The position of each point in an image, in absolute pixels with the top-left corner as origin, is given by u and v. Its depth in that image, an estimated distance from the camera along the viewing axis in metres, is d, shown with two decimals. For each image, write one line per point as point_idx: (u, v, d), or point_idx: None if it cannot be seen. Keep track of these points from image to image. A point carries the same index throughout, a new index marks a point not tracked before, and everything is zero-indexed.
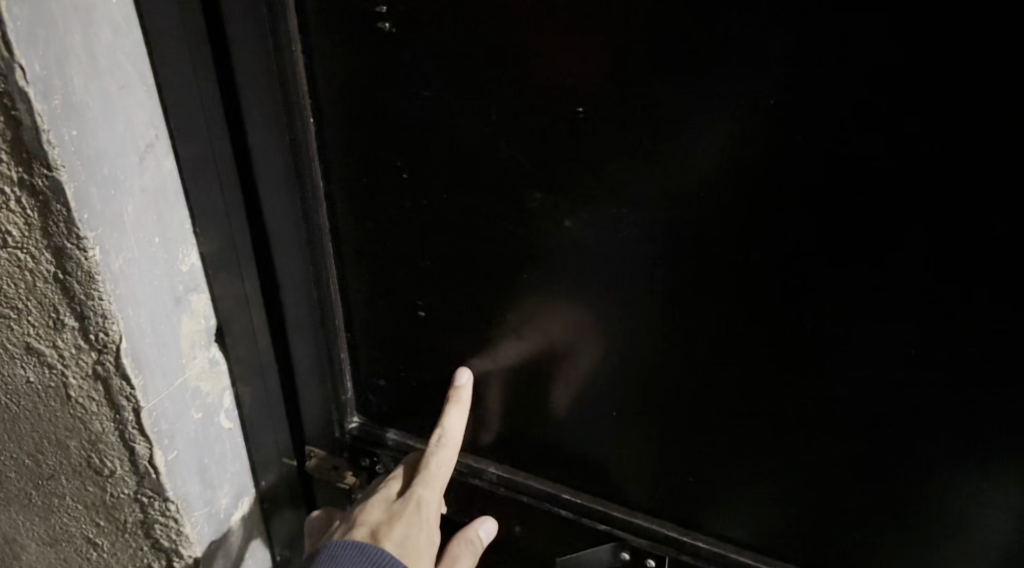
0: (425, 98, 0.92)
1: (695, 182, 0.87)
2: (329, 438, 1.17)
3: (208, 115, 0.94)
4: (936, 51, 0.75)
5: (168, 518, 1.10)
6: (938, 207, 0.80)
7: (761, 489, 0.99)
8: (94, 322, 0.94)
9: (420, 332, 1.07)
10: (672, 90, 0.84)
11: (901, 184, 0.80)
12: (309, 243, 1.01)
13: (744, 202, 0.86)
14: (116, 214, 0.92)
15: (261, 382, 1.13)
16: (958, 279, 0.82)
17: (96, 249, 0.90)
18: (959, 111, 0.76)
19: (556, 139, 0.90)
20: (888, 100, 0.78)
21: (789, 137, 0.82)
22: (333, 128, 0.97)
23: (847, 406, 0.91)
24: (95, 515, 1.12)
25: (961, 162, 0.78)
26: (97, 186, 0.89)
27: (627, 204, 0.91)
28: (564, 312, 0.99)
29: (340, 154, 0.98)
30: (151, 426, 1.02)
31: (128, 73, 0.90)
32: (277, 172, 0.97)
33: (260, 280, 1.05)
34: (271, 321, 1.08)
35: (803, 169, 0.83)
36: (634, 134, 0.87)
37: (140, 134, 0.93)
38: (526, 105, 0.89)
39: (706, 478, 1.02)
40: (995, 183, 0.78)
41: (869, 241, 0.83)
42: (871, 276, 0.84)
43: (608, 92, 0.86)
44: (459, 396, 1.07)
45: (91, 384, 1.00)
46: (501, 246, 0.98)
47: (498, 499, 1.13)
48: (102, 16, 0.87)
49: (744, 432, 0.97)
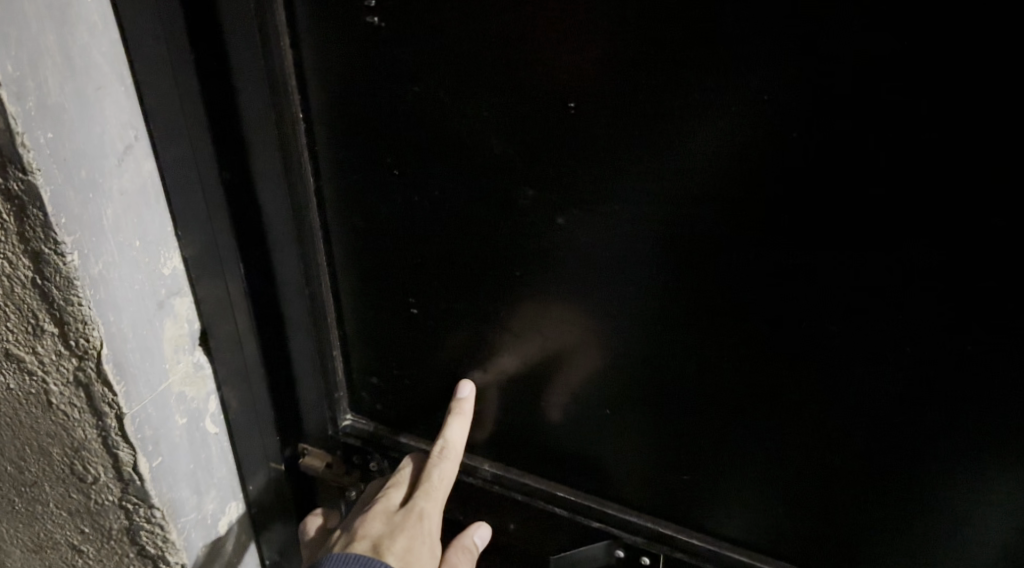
0: (415, 93, 0.89)
1: (690, 180, 0.84)
2: (324, 436, 1.15)
3: (187, 115, 0.91)
4: (935, 42, 0.73)
5: (154, 525, 1.08)
6: (939, 203, 0.77)
7: (757, 491, 0.97)
8: (74, 327, 0.92)
9: (413, 331, 1.04)
10: (666, 84, 0.81)
11: (901, 179, 0.77)
12: (299, 240, 0.99)
13: (740, 201, 0.83)
14: (95, 217, 0.89)
15: (245, 386, 1.10)
16: (960, 276, 0.79)
17: (75, 253, 0.88)
18: (961, 102, 0.74)
19: (548, 136, 0.87)
20: (886, 95, 0.75)
21: (783, 133, 0.79)
22: (324, 125, 0.94)
23: (846, 410, 0.88)
24: (80, 522, 1.11)
25: (964, 154, 0.75)
26: (75, 189, 0.87)
27: (621, 201, 0.88)
28: (559, 312, 0.97)
29: (328, 149, 0.96)
30: (134, 432, 1.00)
31: (104, 73, 0.88)
32: (266, 167, 0.94)
33: (245, 279, 1.01)
34: (258, 324, 1.04)
35: (798, 165, 0.80)
36: (627, 130, 0.84)
37: (118, 136, 0.90)
38: (517, 101, 0.86)
39: (700, 478, 0.99)
40: (998, 175, 0.75)
41: (868, 240, 0.80)
42: (869, 277, 0.82)
43: (601, 86, 0.83)
44: (462, 408, 1.05)
45: (73, 390, 0.98)
46: (495, 244, 0.95)
47: (492, 497, 1.09)
48: (77, 15, 0.84)
49: (741, 435, 0.94)
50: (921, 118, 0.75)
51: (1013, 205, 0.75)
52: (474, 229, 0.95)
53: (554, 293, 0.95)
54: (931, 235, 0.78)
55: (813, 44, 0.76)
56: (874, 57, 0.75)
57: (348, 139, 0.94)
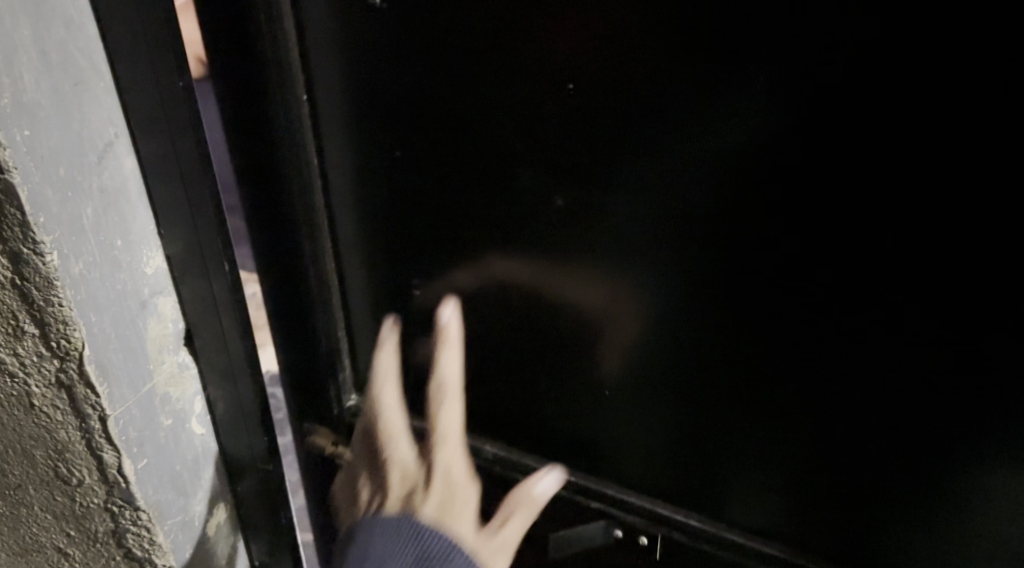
0: (414, 79, 0.94)
1: (677, 166, 0.88)
2: (331, 416, 1.19)
3: (169, 112, 0.90)
4: (917, 36, 0.75)
5: (141, 527, 1.07)
6: (928, 193, 0.79)
7: (752, 474, 0.99)
8: (55, 329, 0.90)
9: (415, 308, 1.10)
10: (654, 72, 0.85)
11: (889, 169, 0.79)
12: (303, 219, 1.05)
13: (727, 187, 0.87)
14: (74, 216, 0.87)
15: (231, 385, 1.09)
16: (951, 265, 0.80)
17: (55, 253, 0.86)
18: (948, 93, 0.75)
19: (541, 120, 0.91)
20: (869, 87, 0.77)
21: (766, 122, 0.82)
22: (326, 112, 0.99)
23: (839, 393, 0.90)
24: (66, 525, 1.10)
25: (954, 143, 0.76)
26: (53, 187, 0.84)
27: (610, 185, 0.92)
28: (568, 309, 1.02)
29: (331, 131, 1.01)
30: (118, 434, 0.99)
31: (82, 69, 0.86)
32: (273, 147, 1.01)
33: (231, 278, 1.00)
34: (242, 322, 1.04)
35: (783, 153, 0.83)
36: (617, 115, 0.88)
37: (97, 133, 0.89)
38: (511, 86, 0.90)
39: (693, 459, 1.02)
40: (991, 164, 0.76)
41: (856, 228, 0.82)
42: (858, 264, 0.84)
43: (592, 72, 0.87)
44: (446, 334, 1.06)
45: (55, 392, 0.96)
46: (492, 229, 0.99)
47: (492, 477, 1.13)
48: (53, 9, 0.83)
49: (734, 416, 0.97)
50: (907, 109, 0.77)
51: (1011, 201, 0.76)
52: (472, 212, 0.99)
53: (562, 291, 1.00)
54: (921, 226, 0.80)
55: (811, 39, 0.78)
56: (871, 52, 0.76)
57: (349, 127, 0.99)
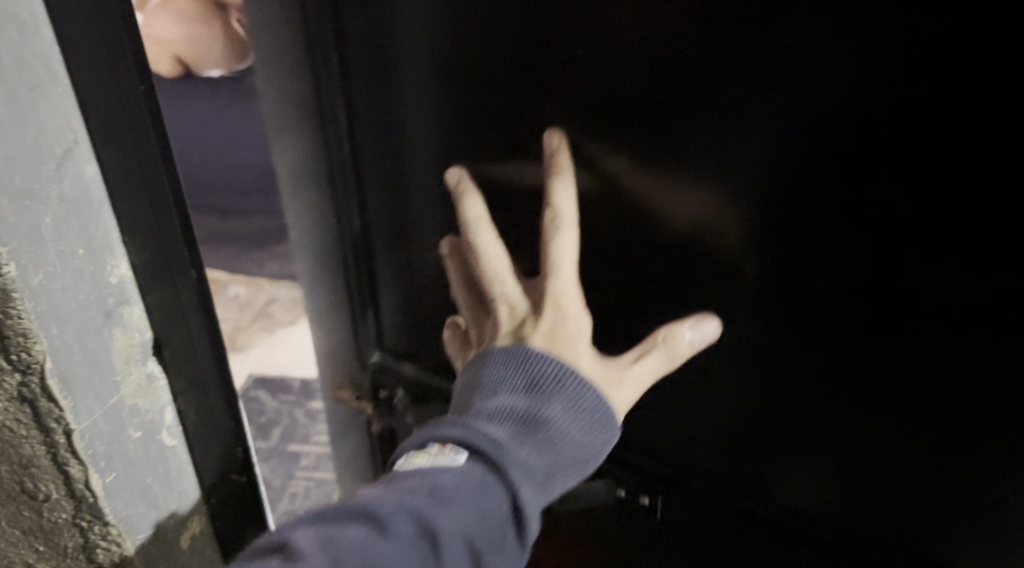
0: (429, 62, 1.05)
1: (669, 153, 0.96)
2: (354, 370, 1.38)
3: (130, 119, 0.89)
4: (881, 36, 0.81)
5: (110, 542, 1.04)
6: (899, 182, 0.85)
7: (743, 445, 1.10)
8: (14, 341, 0.87)
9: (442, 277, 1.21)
10: (638, 66, 0.93)
11: (863, 159, 0.86)
12: (335, 186, 1.21)
13: (711, 173, 0.95)
14: (33, 225, 0.84)
15: (199, 392, 1.08)
16: (921, 249, 0.87)
17: (12, 264, 0.83)
18: (914, 88, 0.81)
19: (544, 104, 1.01)
20: (839, 82, 0.84)
21: (746, 115, 0.90)
22: (358, 92, 1.12)
23: (818, 368, 1.00)
24: (34, 540, 1.07)
25: (921, 134, 0.83)
26: (8, 196, 0.81)
27: (606, 168, 1.01)
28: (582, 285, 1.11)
29: (361, 110, 1.13)
30: (84, 448, 0.96)
31: (38, 75, 0.82)
32: (308, 121, 1.17)
33: (198, 284, 1.02)
34: (209, 328, 1.05)
35: (766, 143, 0.90)
36: (611, 103, 0.96)
37: (56, 140, 0.85)
38: (514, 71, 1.00)
39: (691, 427, 1.13)
40: (954, 154, 0.82)
41: (834, 213, 0.90)
42: (833, 247, 0.92)
43: (584, 62, 0.96)
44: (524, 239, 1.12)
45: (17, 406, 0.93)
46: (507, 202, 1.10)
47: None
48: (6, 12, 0.78)
49: (724, 391, 1.08)
50: (878, 101, 0.83)
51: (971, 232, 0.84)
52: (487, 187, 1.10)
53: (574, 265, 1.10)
54: (893, 212, 0.87)
55: (776, 39, 0.85)
56: (857, 51, 0.82)
57: (377, 103, 1.12)
